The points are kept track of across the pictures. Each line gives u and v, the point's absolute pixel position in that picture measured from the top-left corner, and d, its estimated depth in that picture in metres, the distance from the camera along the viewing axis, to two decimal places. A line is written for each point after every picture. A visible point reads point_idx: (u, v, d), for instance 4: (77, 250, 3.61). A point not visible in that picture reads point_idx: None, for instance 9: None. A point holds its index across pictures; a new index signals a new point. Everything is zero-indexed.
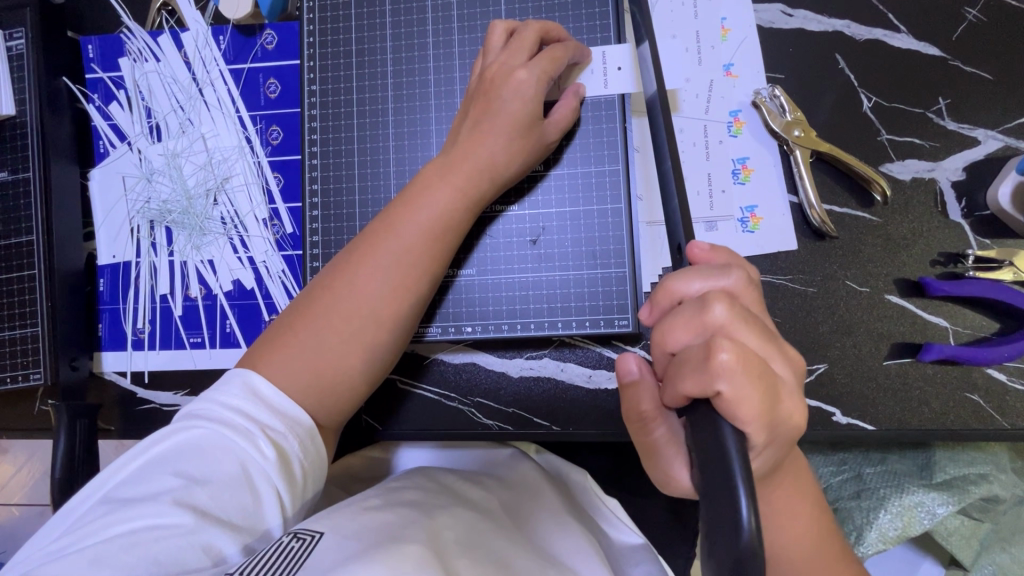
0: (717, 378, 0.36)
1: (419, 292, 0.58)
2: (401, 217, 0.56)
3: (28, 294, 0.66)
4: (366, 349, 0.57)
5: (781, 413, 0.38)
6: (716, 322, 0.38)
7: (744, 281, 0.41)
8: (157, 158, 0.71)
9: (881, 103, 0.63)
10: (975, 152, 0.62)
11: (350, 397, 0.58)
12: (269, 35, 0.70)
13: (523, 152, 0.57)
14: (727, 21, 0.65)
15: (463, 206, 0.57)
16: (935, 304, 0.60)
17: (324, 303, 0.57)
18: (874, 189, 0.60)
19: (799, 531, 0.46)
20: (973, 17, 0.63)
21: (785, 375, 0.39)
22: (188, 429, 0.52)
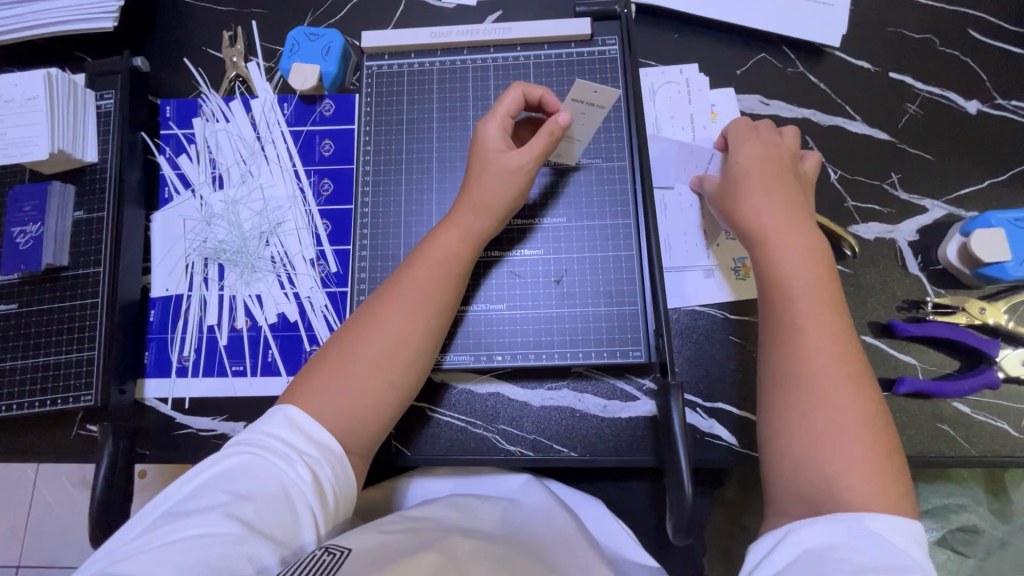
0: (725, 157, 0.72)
1: (433, 317, 0.63)
2: (416, 258, 0.65)
3: (89, 319, 0.72)
4: (388, 373, 0.61)
5: (740, 173, 0.65)
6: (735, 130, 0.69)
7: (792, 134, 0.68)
8: (218, 204, 0.80)
9: (845, 175, 0.75)
10: (925, 217, 0.74)
11: (376, 421, 0.60)
12: (328, 104, 0.81)
13: (493, 179, 0.66)
14: (716, 106, 0.78)
15: (467, 242, 0.66)
16: (903, 345, 0.69)
17: (351, 333, 0.62)
18: (844, 246, 0.71)
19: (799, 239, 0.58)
20: (913, 111, 0.77)
21: (756, 166, 0.64)
22: (235, 453, 0.54)
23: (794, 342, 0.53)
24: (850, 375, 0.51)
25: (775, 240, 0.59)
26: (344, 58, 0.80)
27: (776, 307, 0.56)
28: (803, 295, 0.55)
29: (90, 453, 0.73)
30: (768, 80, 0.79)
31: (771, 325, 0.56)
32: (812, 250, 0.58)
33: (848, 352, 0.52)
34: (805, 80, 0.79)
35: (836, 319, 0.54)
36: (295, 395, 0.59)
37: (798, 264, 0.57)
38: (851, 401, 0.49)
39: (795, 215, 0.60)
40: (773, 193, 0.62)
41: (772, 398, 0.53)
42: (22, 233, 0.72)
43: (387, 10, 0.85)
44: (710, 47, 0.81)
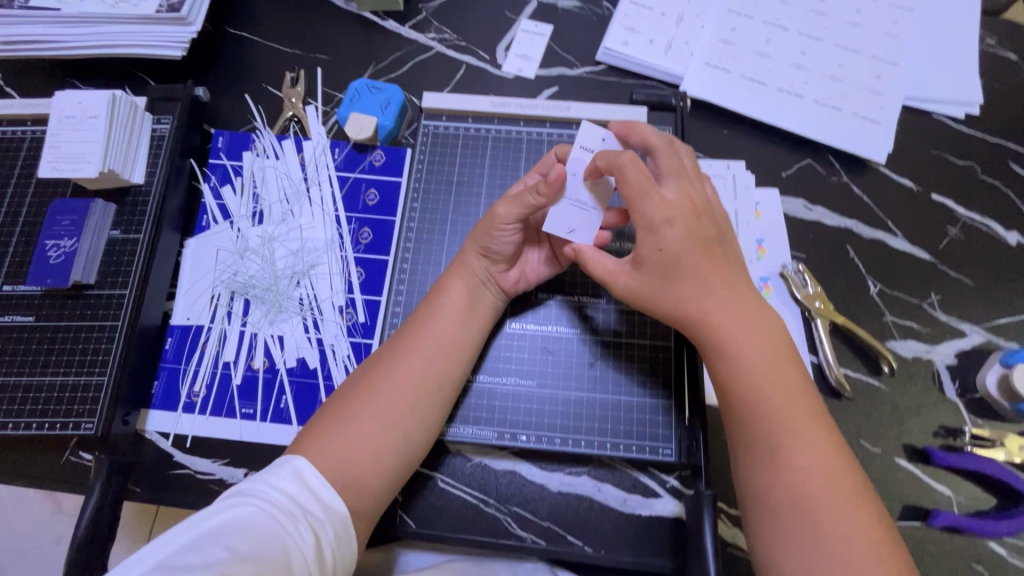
0: (633, 202, 0.58)
1: (427, 364, 0.61)
2: (422, 311, 0.64)
3: (104, 342, 0.69)
4: (390, 420, 0.58)
5: (665, 258, 0.56)
6: (624, 177, 0.57)
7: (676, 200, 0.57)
8: (254, 238, 0.79)
9: (885, 289, 0.75)
10: (964, 341, 0.73)
11: (377, 471, 0.57)
12: (378, 154, 0.82)
13: (484, 231, 0.63)
14: (760, 205, 0.79)
15: (475, 289, 0.65)
16: (939, 473, 0.67)
17: (361, 380, 0.60)
18: (882, 362, 0.70)
19: (758, 345, 0.54)
20: (953, 234, 0.78)
21: (675, 248, 0.56)
22: (235, 505, 0.49)
23: (785, 465, 0.50)
24: (850, 490, 0.48)
25: (734, 344, 0.54)
26: (401, 113, 0.82)
27: (759, 425, 0.52)
28: (785, 413, 0.51)
29: (79, 483, 0.69)
30: (811, 185, 0.81)
31: (753, 444, 0.52)
32: (772, 345, 0.54)
33: (841, 464, 0.50)
34: (849, 191, 0.80)
35: (813, 424, 0.51)
36: (303, 442, 0.56)
37: (764, 369, 0.53)
38: (860, 529, 0.47)
39: (746, 308, 0.55)
40: (717, 282, 0.56)
41: (774, 531, 0.49)
42: (55, 246, 0.71)
43: (445, 74, 0.90)
44: (758, 148, 0.83)
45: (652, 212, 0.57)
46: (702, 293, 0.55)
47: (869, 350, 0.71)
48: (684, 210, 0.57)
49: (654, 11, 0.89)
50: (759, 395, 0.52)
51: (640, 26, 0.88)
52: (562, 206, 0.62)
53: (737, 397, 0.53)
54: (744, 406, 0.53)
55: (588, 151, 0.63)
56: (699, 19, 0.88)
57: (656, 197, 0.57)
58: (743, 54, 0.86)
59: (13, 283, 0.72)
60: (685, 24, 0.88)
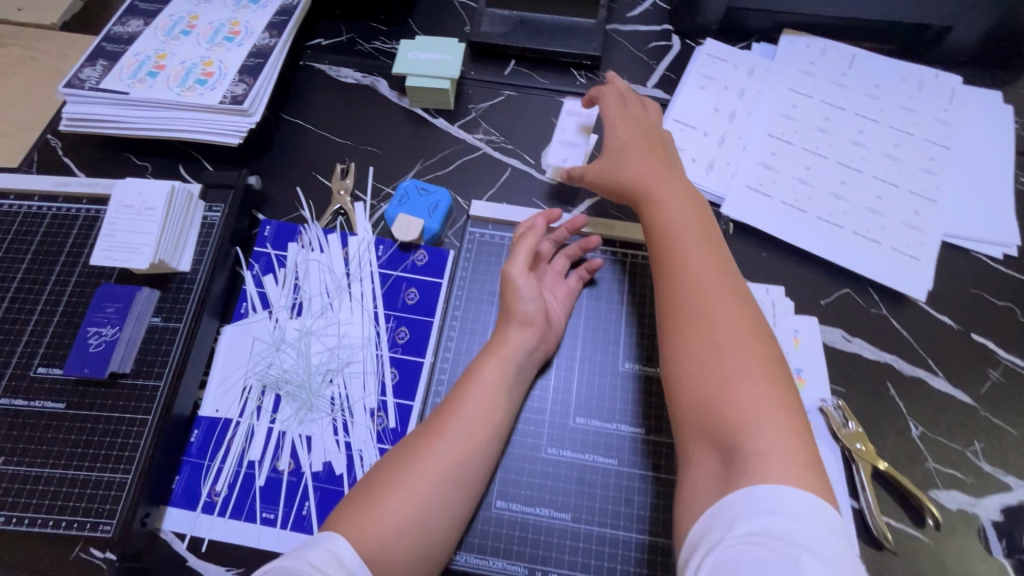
0: (607, 117, 0.81)
1: (459, 443, 0.61)
2: (463, 387, 0.65)
3: (133, 437, 0.68)
4: (419, 503, 0.57)
5: (619, 146, 0.78)
6: (607, 101, 0.83)
7: (629, 121, 0.80)
8: (291, 331, 0.79)
9: (927, 433, 0.74)
10: (1010, 496, 0.71)
11: (407, 559, 0.55)
12: (421, 254, 0.82)
13: (507, 294, 0.70)
14: (799, 332, 0.79)
15: (507, 371, 0.66)
16: None
17: (391, 468, 0.59)
18: (927, 514, 0.68)
19: (679, 206, 0.70)
20: (995, 377, 0.77)
21: (624, 136, 0.78)
22: None
23: (688, 284, 0.63)
24: (745, 317, 0.60)
25: (660, 205, 0.71)
26: (447, 216, 0.83)
27: (672, 257, 0.66)
28: (694, 252, 0.66)
29: None
30: (850, 316, 0.81)
31: (666, 262, 0.66)
32: (689, 206, 0.71)
33: (743, 298, 0.62)
34: (887, 324, 0.80)
35: (717, 261, 0.65)
36: (336, 525, 0.55)
37: (683, 222, 0.68)
38: (745, 335, 0.58)
39: (673, 182, 0.73)
40: (652, 163, 0.75)
41: (675, 332, 0.61)
42: (96, 334, 0.71)
43: (490, 173, 0.92)
44: (796, 272, 0.83)
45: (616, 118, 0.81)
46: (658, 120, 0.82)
47: (912, 500, 0.69)
48: (639, 126, 0.80)
49: (697, 130, 0.92)
50: (677, 242, 0.67)
51: (682, 143, 0.91)
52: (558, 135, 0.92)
53: (657, 240, 0.68)
54: (669, 231, 0.68)
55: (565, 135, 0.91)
56: (740, 141, 0.91)
57: (622, 114, 0.81)
58: (783, 179, 0.88)
59: (48, 364, 0.72)
60: (726, 145, 0.91)
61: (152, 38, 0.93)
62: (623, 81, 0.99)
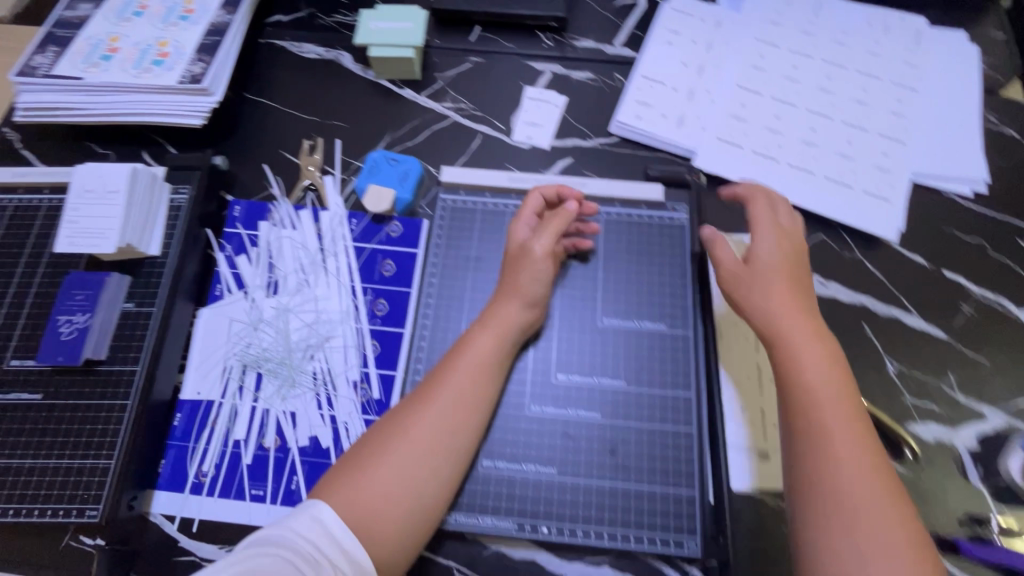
0: (753, 208, 0.70)
1: (447, 409, 0.61)
2: (455, 357, 0.65)
3: (114, 422, 0.68)
4: (406, 470, 0.58)
5: (759, 262, 0.66)
6: (755, 212, 0.69)
7: (772, 229, 0.67)
8: (268, 310, 0.78)
9: (903, 369, 0.75)
10: (984, 425, 0.72)
11: (395, 522, 0.56)
12: (395, 225, 0.82)
13: (522, 270, 0.68)
14: None
15: (499, 343, 0.66)
16: (967, 566, 0.66)
17: (383, 434, 0.60)
18: (904, 447, 0.70)
19: (820, 357, 0.59)
20: (967, 312, 0.78)
21: (775, 262, 0.65)
22: (265, 553, 0.52)
23: (826, 442, 0.55)
24: (875, 474, 0.54)
25: (801, 353, 0.60)
26: (419, 184, 0.83)
27: (812, 411, 0.57)
28: (837, 403, 0.57)
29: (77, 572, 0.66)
30: (824, 261, 0.81)
31: (803, 415, 0.57)
32: (828, 355, 0.60)
33: (883, 466, 0.54)
34: (862, 267, 0.81)
35: (858, 421, 0.56)
36: (323, 490, 0.57)
37: (829, 390, 0.57)
38: (889, 504, 0.52)
39: (816, 323, 0.61)
40: (795, 303, 0.63)
41: (810, 479, 0.54)
42: (67, 322, 0.70)
43: (461, 142, 0.91)
44: None
45: (756, 220, 0.69)
46: (767, 241, 0.67)
47: (891, 434, 0.71)
48: (779, 226, 0.69)
49: (666, 86, 0.91)
50: (814, 391, 0.57)
51: (652, 99, 0.90)
52: (526, 103, 0.94)
53: (799, 415, 0.57)
54: (796, 397, 0.58)
55: (533, 107, 0.93)
56: (709, 94, 0.90)
57: (767, 222, 0.68)
58: (754, 129, 0.88)
59: (21, 357, 0.71)
60: (696, 99, 0.90)
61: (103, 21, 0.90)
62: (590, 42, 0.98)
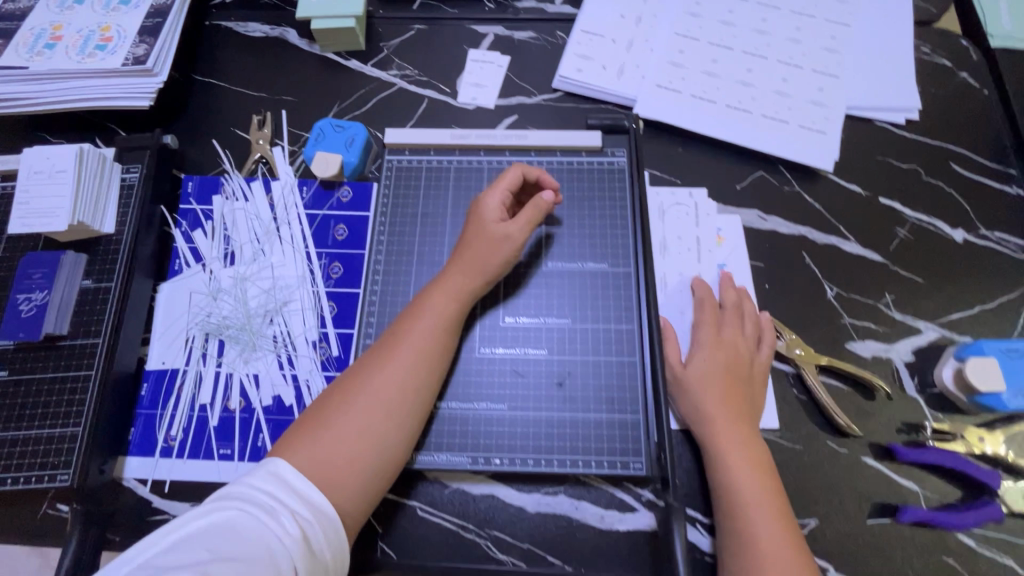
0: (697, 339, 0.71)
1: (407, 365, 0.62)
2: (412, 318, 0.65)
3: (79, 392, 0.70)
4: (364, 424, 0.58)
5: (696, 372, 0.69)
6: (702, 318, 0.73)
7: (709, 358, 0.69)
8: (226, 279, 0.80)
9: (842, 293, 0.78)
10: (919, 339, 0.75)
11: (355, 473, 0.56)
12: (346, 190, 0.84)
13: (491, 246, 0.68)
14: (722, 230, 0.81)
15: (455, 303, 0.67)
16: (905, 470, 0.69)
17: (343, 392, 0.60)
18: (870, 383, 0.72)
19: (747, 463, 0.62)
20: (903, 235, 0.81)
21: (709, 372, 0.68)
22: (221, 508, 0.50)
23: (746, 531, 0.59)
24: (792, 560, 0.56)
25: (729, 457, 0.63)
26: (366, 149, 0.84)
27: (736, 499, 0.61)
28: (760, 498, 0.60)
29: (56, 537, 0.69)
30: (765, 196, 0.84)
31: (724, 502, 0.62)
32: (760, 468, 0.63)
33: (794, 543, 0.58)
34: (800, 199, 0.83)
35: (775, 500, 0.60)
36: (282, 449, 0.56)
37: (753, 481, 0.61)
38: (794, 572, 0.55)
39: (745, 432, 0.64)
40: (728, 406, 0.66)
41: (733, 555, 0.58)
42: (26, 300, 0.72)
43: (408, 108, 0.93)
44: (711, 162, 0.86)
45: (700, 341, 0.71)
46: (704, 356, 0.69)
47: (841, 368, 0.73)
48: (725, 337, 0.71)
49: (605, 38, 0.93)
50: (739, 483, 0.61)
51: (592, 53, 0.92)
52: (470, 65, 0.95)
53: (724, 505, 0.62)
54: (726, 501, 0.61)
55: (478, 68, 0.95)
56: (648, 43, 0.92)
57: (711, 322, 0.72)
58: (692, 74, 0.89)
59: None
60: (635, 49, 0.92)
61: (45, 11, 0.91)
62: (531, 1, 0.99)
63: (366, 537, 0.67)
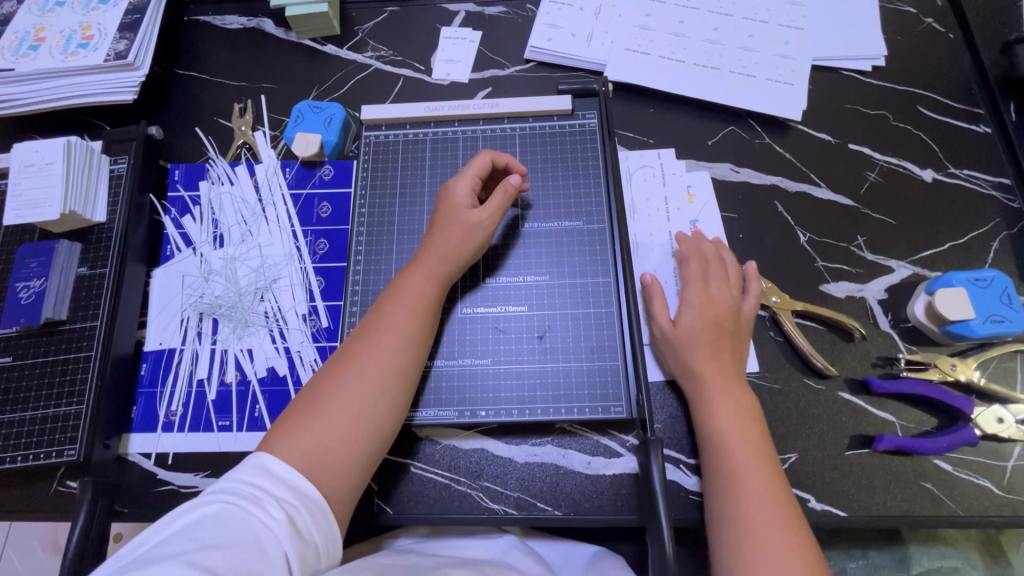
0: (685, 295, 0.72)
1: (389, 345, 0.63)
2: (392, 300, 0.66)
3: (80, 373, 0.73)
4: (355, 408, 0.59)
5: (682, 330, 0.70)
6: (687, 273, 0.74)
7: (696, 314, 0.70)
8: (217, 261, 0.83)
9: (814, 238, 0.80)
10: (892, 277, 0.77)
11: (347, 460, 0.57)
12: (327, 169, 0.86)
13: (462, 234, 0.69)
14: (692, 189, 0.82)
15: (432, 283, 0.67)
16: (881, 402, 0.71)
17: (328, 378, 0.61)
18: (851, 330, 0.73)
19: (734, 412, 0.64)
20: (873, 178, 0.83)
21: (697, 326, 0.69)
22: (204, 503, 0.49)
23: (731, 477, 0.60)
24: (774, 502, 0.58)
25: (715, 406, 0.65)
26: (344, 128, 0.87)
27: (722, 447, 0.63)
28: (745, 444, 0.62)
29: (67, 511, 0.72)
30: (736, 150, 0.85)
31: (709, 449, 0.64)
32: (745, 415, 0.64)
33: (777, 486, 0.59)
34: (771, 150, 0.85)
35: (763, 453, 0.62)
36: (270, 440, 0.57)
37: (738, 428, 0.63)
38: (777, 513, 0.57)
39: (732, 382, 0.66)
40: (715, 360, 0.67)
41: (719, 506, 0.60)
42: (25, 287, 0.75)
43: (384, 87, 0.95)
44: (683, 120, 0.87)
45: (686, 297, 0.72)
46: (689, 312, 0.70)
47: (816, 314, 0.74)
48: (712, 293, 0.71)
49: (573, 7, 0.95)
50: (725, 433, 0.63)
51: (561, 22, 0.94)
52: (443, 42, 0.97)
53: (707, 450, 0.64)
54: (712, 447, 0.63)
55: (451, 44, 0.96)
56: (615, 9, 0.94)
57: (697, 278, 0.73)
58: (659, 36, 0.91)
59: None
60: (603, 15, 0.93)
61: (28, 14, 0.94)
62: None
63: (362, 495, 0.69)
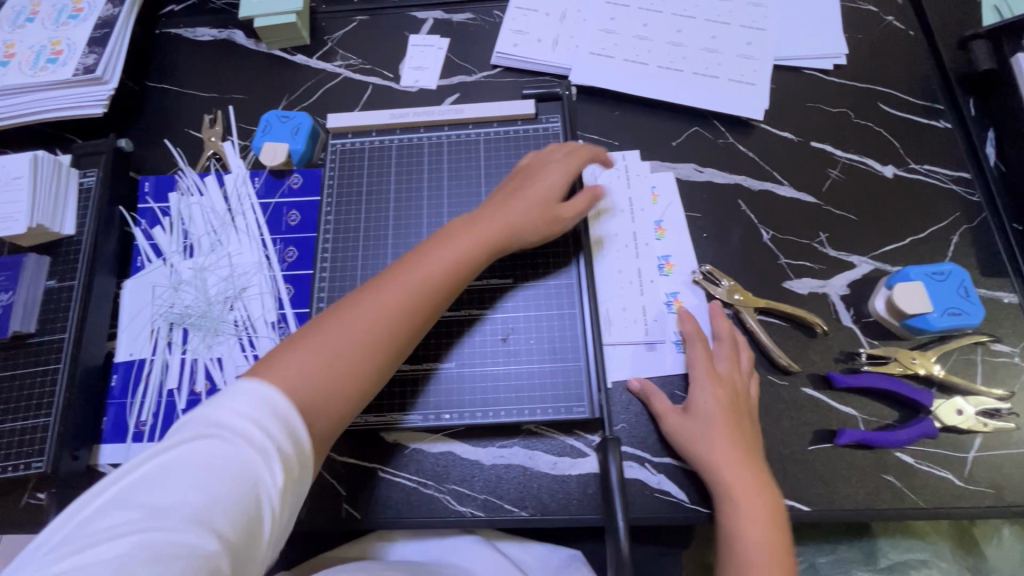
0: (697, 377, 0.68)
1: (414, 296, 0.62)
2: (433, 251, 0.65)
3: (49, 385, 0.74)
4: (367, 349, 0.58)
5: (699, 414, 0.66)
6: (696, 351, 0.70)
7: (712, 399, 0.67)
8: (187, 271, 0.84)
9: (777, 235, 0.80)
10: (854, 272, 0.78)
11: (341, 399, 0.56)
12: (296, 177, 0.87)
13: (530, 218, 0.70)
14: (657, 189, 0.83)
15: (477, 244, 0.67)
16: (844, 397, 0.71)
17: (351, 308, 0.60)
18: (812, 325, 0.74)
19: (755, 511, 0.60)
20: (835, 175, 0.83)
21: (711, 409, 0.66)
22: (200, 438, 0.46)
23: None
24: None
25: (739, 504, 0.61)
26: (311, 137, 0.88)
27: (737, 547, 0.59)
28: (763, 546, 0.59)
29: (38, 522, 0.72)
30: (700, 150, 0.86)
31: (725, 546, 0.60)
32: (767, 512, 0.61)
33: None
34: (735, 149, 0.86)
35: (781, 554, 0.59)
36: (276, 355, 0.55)
37: (760, 530, 0.60)
38: None
39: (757, 477, 0.62)
40: (736, 450, 0.63)
41: None
42: None
43: (353, 95, 0.96)
44: (648, 122, 0.88)
45: (699, 379, 0.68)
46: (703, 397, 0.67)
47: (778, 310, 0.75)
48: (724, 378, 0.68)
49: (539, 13, 0.96)
50: (742, 531, 0.60)
51: (527, 27, 0.95)
52: (411, 49, 0.98)
53: (722, 549, 0.61)
54: (729, 546, 0.60)
55: (419, 51, 0.97)
56: (580, 14, 0.95)
57: (709, 357, 0.70)
58: (623, 39, 0.92)
59: None
60: (568, 20, 0.94)
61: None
62: None
63: (330, 501, 0.69)
